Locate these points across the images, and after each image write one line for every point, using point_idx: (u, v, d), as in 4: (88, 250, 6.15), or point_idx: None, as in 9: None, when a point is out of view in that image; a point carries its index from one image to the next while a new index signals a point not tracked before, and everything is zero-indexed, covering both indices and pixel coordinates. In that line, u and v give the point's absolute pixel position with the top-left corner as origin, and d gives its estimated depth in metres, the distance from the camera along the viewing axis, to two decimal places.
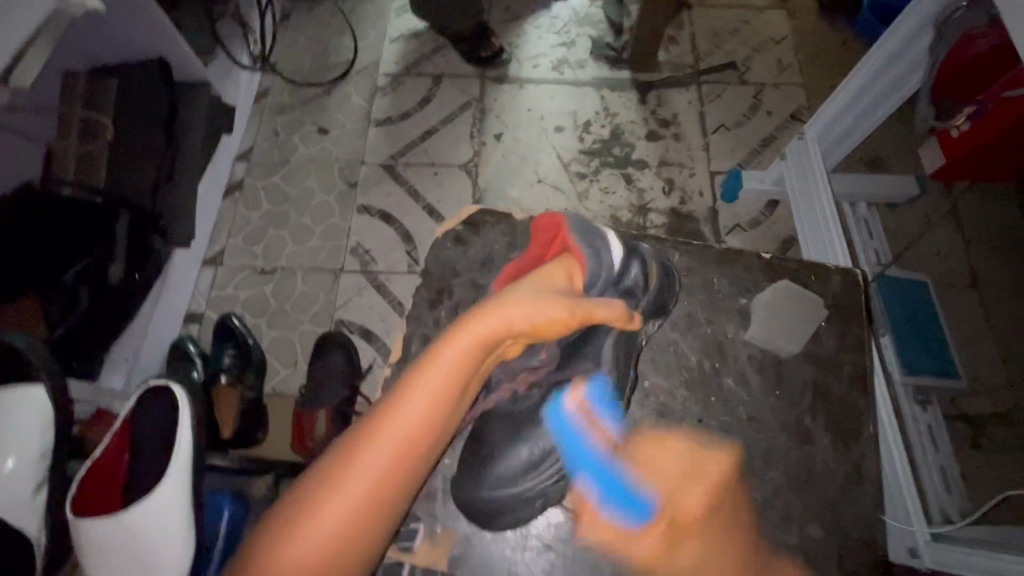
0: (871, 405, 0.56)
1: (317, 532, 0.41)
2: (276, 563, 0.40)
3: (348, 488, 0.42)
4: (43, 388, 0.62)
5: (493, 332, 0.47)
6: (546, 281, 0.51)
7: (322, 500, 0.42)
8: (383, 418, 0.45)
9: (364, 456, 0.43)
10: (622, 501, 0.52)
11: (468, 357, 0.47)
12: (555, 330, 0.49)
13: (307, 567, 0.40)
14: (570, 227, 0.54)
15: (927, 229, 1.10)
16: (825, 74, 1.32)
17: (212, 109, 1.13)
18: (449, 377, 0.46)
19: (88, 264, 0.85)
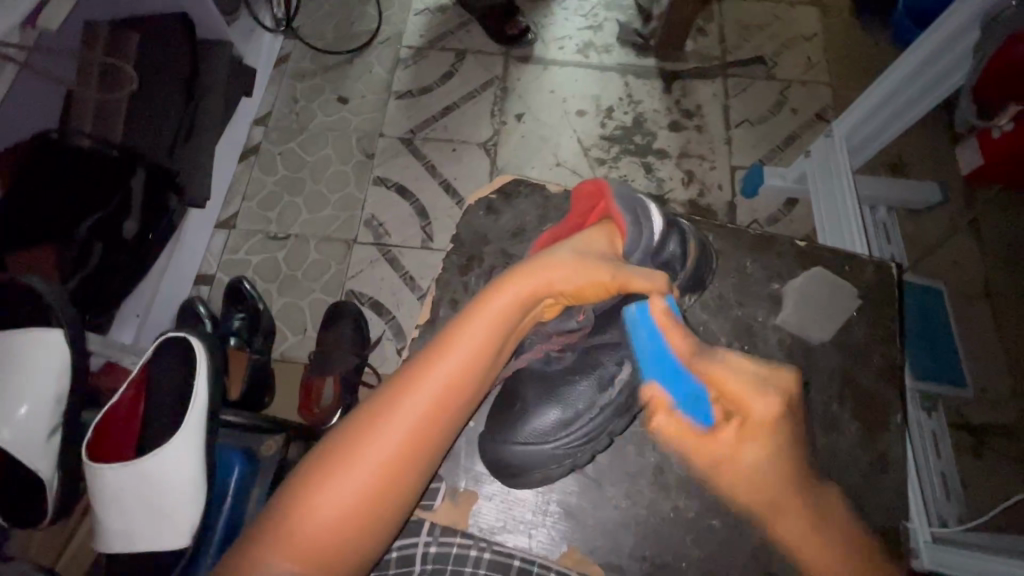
0: (898, 397, 0.56)
1: (359, 468, 0.43)
2: (320, 494, 0.43)
3: (385, 432, 0.44)
4: (62, 332, 0.63)
5: (533, 291, 0.48)
6: (587, 246, 0.51)
7: (364, 439, 0.44)
8: (423, 368, 0.46)
9: (403, 403, 0.45)
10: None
11: (507, 314, 0.48)
12: (594, 293, 0.49)
13: (347, 501, 0.43)
14: (611, 193, 0.53)
15: (949, 235, 1.09)
16: (854, 74, 1.31)
17: (234, 69, 1.12)
18: (488, 331, 0.47)
19: (106, 216, 0.83)
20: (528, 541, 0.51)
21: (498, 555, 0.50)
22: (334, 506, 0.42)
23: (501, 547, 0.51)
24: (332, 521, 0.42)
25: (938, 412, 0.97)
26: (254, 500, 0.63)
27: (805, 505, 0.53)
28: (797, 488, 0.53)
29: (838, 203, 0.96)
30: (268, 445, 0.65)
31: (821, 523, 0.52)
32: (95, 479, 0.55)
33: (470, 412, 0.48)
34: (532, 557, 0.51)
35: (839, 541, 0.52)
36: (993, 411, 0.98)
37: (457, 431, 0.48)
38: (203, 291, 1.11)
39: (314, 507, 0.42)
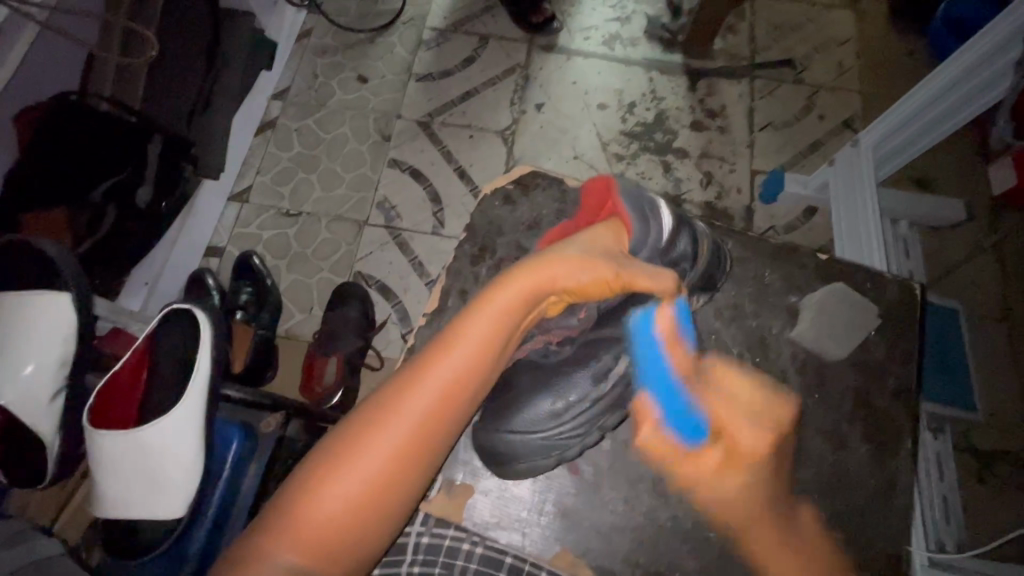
0: (911, 420, 0.55)
1: (364, 464, 0.43)
2: (324, 490, 0.42)
3: (389, 427, 0.44)
4: (70, 295, 0.63)
5: (539, 286, 0.48)
6: (593, 240, 0.50)
7: (369, 435, 0.44)
8: (428, 364, 0.45)
9: (408, 398, 0.44)
10: (681, 422, 0.53)
11: (513, 311, 0.47)
12: (597, 289, 0.49)
13: (352, 496, 0.42)
14: (617, 189, 0.54)
15: (971, 256, 1.06)
16: (886, 83, 1.27)
17: (254, 42, 1.11)
18: (495, 326, 0.46)
19: (120, 181, 0.84)
20: (521, 540, 0.51)
21: (489, 551, 0.51)
22: (338, 504, 0.42)
23: (493, 543, 0.51)
24: (336, 515, 0.42)
25: (945, 435, 0.95)
26: (251, 474, 0.63)
27: (807, 523, 0.52)
28: (799, 505, 0.52)
29: (858, 214, 0.94)
30: (268, 421, 0.66)
31: (822, 542, 0.51)
32: (95, 446, 0.56)
33: (474, 409, 0.48)
34: (523, 555, 0.51)
35: (839, 562, 0.51)
36: (1001, 438, 0.96)
37: (461, 427, 0.47)
38: (214, 263, 1.11)
39: (318, 501, 0.42)
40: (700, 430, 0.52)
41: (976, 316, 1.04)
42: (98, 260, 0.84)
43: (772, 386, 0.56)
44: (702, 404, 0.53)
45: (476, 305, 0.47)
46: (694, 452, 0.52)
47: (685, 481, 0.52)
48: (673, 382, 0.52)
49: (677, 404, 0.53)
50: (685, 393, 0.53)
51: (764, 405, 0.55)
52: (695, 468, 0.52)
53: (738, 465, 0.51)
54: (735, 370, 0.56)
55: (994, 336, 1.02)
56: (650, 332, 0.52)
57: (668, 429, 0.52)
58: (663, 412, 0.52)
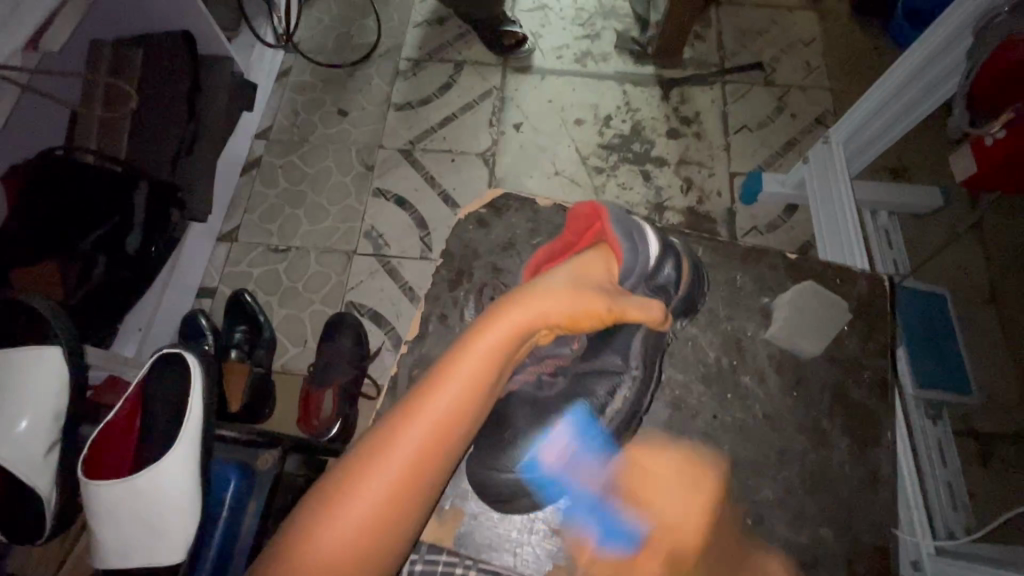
0: (891, 411, 0.56)
1: (363, 502, 0.43)
2: (325, 531, 0.42)
3: (381, 469, 0.44)
4: (60, 348, 0.64)
5: (529, 320, 0.48)
6: (582, 273, 0.52)
7: (366, 474, 0.44)
8: (416, 404, 0.46)
9: (397, 438, 0.45)
10: (615, 534, 0.50)
11: (499, 348, 0.47)
12: (589, 323, 0.50)
13: (353, 535, 0.42)
14: (608, 215, 0.54)
15: (950, 241, 1.08)
16: (853, 79, 1.30)
17: (235, 85, 1.14)
18: (486, 359, 0.47)
19: (107, 231, 0.85)
20: (513, 559, 0.51)
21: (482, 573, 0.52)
22: (339, 543, 0.42)
23: (485, 565, 0.51)
24: (333, 561, 0.42)
25: (943, 421, 0.95)
26: (250, 515, 0.62)
27: (795, 521, 0.52)
28: (786, 505, 0.53)
29: (836, 210, 0.96)
30: (263, 458, 0.64)
31: (812, 540, 0.52)
32: (90, 498, 0.56)
33: (466, 444, 0.48)
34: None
35: (830, 557, 0.51)
36: (996, 420, 0.96)
37: (454, 463, 0.47)
38: (206, 304, 1.12)
39: (319, 543, 0.42)
40: (631, 535, 0.50)
41: (962, 300, 1.05)
42: (89, 312, 0.86)
43: (751, 387, 0.56)
44: (622, 504, 0.51)
45: (463, 347, 0.47)
46: (629, 558, 0.50)
47: None
48: (597, 499, 0.51)
49: (605, 518, 0.51)
50: (610, 505, 0.51)
51: (744, 407, 0.56)
52: (646, 571, 0.49)
53: (683, 566, 0.49)
54: (714, 374, 0.57)
55: (981, 318, 1.03)
56: (579, 431, 0.49)
57: (607, 548, 0.50)
58: (598, 535, 0.51)
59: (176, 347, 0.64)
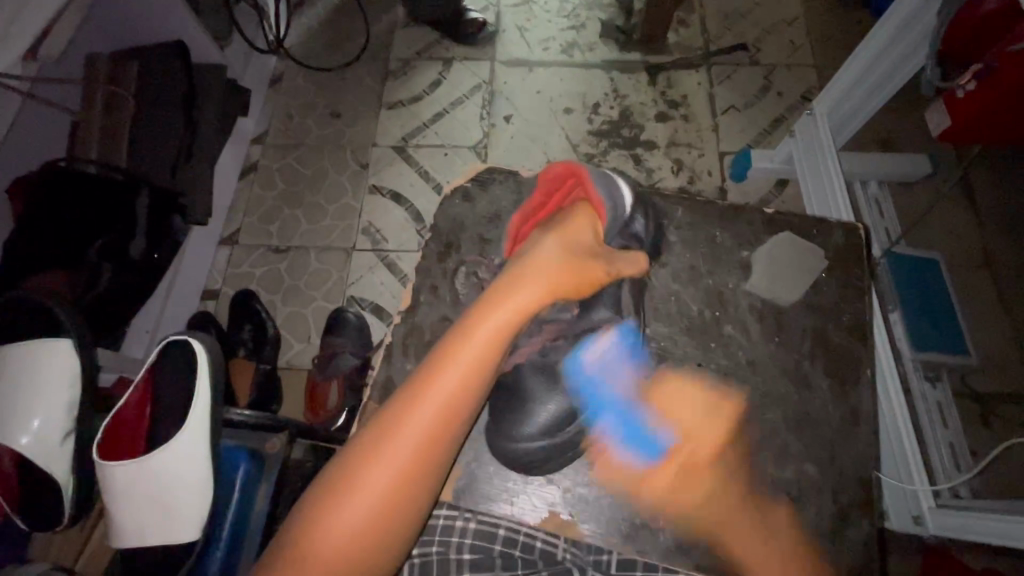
0: (869, 352, 0.58)
1: (375, 482, 0.44)
2: (341, 511, 0.43)
3: (391, 451, 0.45)
4: (70, 340, 0.66)
5: (531, 298, 0.49)
6: (574, 239, 0.53)
7: (377, 455, 0.45)
8: (426, 385, 0.47)
9: (408, 420, 0.46)
10: (638, 444, 0.54)
11: (503, 328, 0.48)
12: (587, 289, 0.52)
13: (368, 513, 0.44)
14: (587, 175, 0.56)
15: (938, 206, 1.10)
16: (837, 54, 1.32)
17: (229, 91, 1.16)
18: (490, 340, 0.48)
19: (112, 238, 0.87)
20: (511, 508, 0.53)
21: (483, 525, 0.54)
22: (355, 522, 0.43)
23: (485, 517, 0.53)
24: (347, 541, 0.43)
25: (943, 382, 0.95)
26: (261, 498, 0.63)
27: (781, 459, 0.54)
28: (771, 444, 0.55)
29: (823, 179, 0.97)
30: (272, 443, 0.65)
31: (798, 478, 0.54)
32: (105, 479, 0.58)
33: (472, 421, 0.49)
34: (516, 526, 0.54)
35: (816, 492, 0.53)
36: (993, 378, 0.97)
37: (463, 440, 0.49)
38: (209, 305, 1.14)
39: (335, 523, 0.43)
40: (656, 447, 0.54)
41: (955, 264, 1.05)
42: (100, 317, 0.88)
43: (733, 336, 0.59)
44: (654, 417, 0.55)
45: (469, 327, 0.48)
46: (649, 470, 0.53)
47: (654, 499, 0.52)
48: (623, 404, 0.55)
49: (632, 424, 0.54)
50: (639, 409, 0.55)
51: (728, 355, 0.58)
52: (655, 484, 0.52)
53: (695, 473, 0.53)
54: (697, 327, 0.59)
55: (976, 283, 1.04)
56: (581, 369, 0.53)
57: (624, 453, 0.53)
58: (620, 438, 0.54)
59: (184, 334, 0.66)
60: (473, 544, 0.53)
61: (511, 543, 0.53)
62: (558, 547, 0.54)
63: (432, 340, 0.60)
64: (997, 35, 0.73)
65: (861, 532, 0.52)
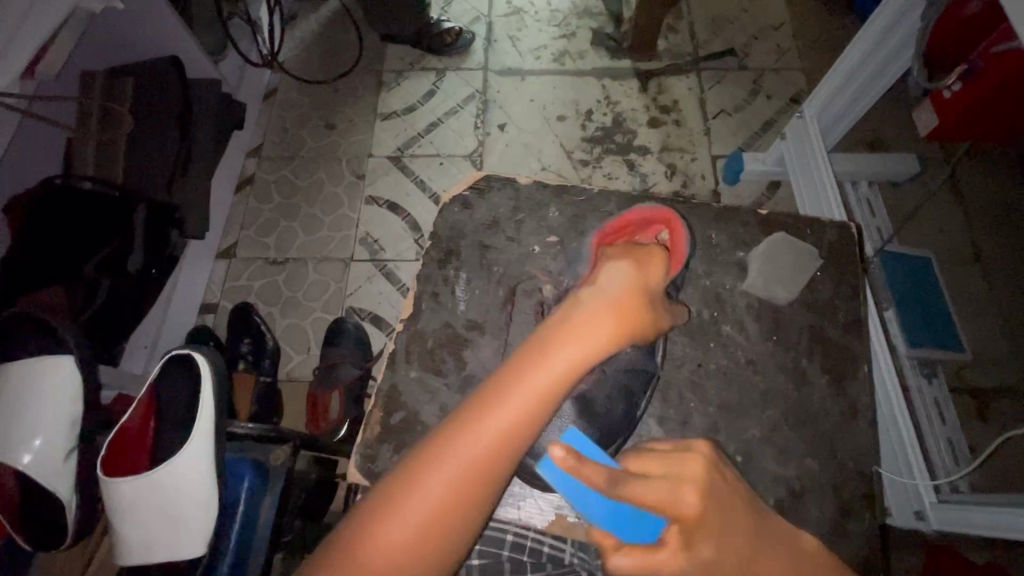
0: (865, 346, 0.59)
1: (423, 502, 0.38)
2: (384, 528, 0.37)
3: (442, 471, 0.38)
4: (72, 358, 0.66)
5: (613, 314, 0.41)
6: (646, 267, 0.45)
7: (429, 471, 0.38)
8: (484, 413, 0.39)
9: (463, 442, 0.38)
10: (637, 525, 0.41)
11: (591, 347, 0.39)
12: (648, 334, 0.44)
13: (412, 535, 0.37)
14: (682, 228, 0.52)
15: (927, 204, 1.12)
16: (823, 58, 1.34)
17: (224, 105, 1.17)
18: (574, 353, 0.39)
19: (109, 254, 0.88)
20: (517, 512, 0.54)
21: (490, 532, 0.54)
22: (397, 544, 0.37)
23: (491, 523, 0.54)
24: (385, 563, 0.37)
25: (938, 378, 0.96)
26: (267, 507, 0.63)
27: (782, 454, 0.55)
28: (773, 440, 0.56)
29: (816, 180, 0.98)
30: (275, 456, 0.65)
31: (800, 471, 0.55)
32: (111, 496, 0.58)
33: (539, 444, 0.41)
34: (524, 531, 0.55)
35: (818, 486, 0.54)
36: (988, 372, 0.98)
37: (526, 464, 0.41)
38: (208, 319, 1.13)
39: (376, 542, 0.37)
40: (654, 521, 0.41)
41: (946, 260, 1.07)
42: (99, 330, 0.89)
43: (732, 335, 0.60)
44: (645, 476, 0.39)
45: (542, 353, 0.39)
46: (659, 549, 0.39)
47: (698, 567, 0.38)
48: (595, 482, 0.42)
49: (618, 503, 0.42)
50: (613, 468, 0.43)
51: (727, 354, 0.59)
52: (679, 561, 0.38)
53: (699, 533, 0.38)
54: (697, 327, 0.60)
55: (969, 278, 1.06)
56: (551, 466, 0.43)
57: (626, 534, 0.41)
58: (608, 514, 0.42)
59: (186, 349, 0.65)
60: (481, 551, 0.54)
61: (518, 548, 0.54)
62: (564, 550, 0.55)
63: (435, 347, 0.60)
64: (980, 36, 0.74)
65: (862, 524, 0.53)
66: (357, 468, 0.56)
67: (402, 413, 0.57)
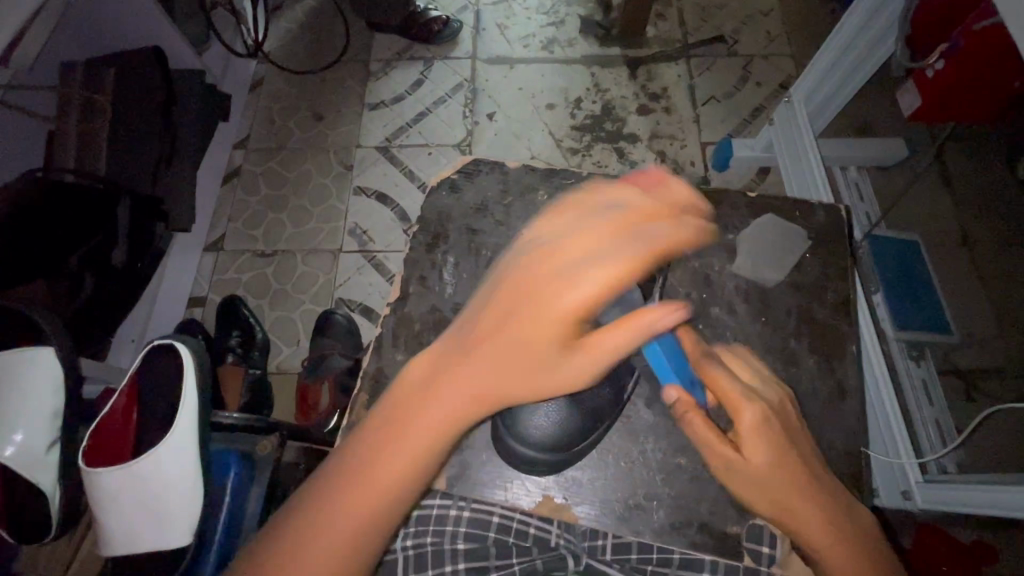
0: (853, 327, 0.59)
1: (412, 441, 0.41)
2: (375, 462, 0.41)
3: (431, 413, 0.41)
4: (52, 348, 0.65)
5: (597, 272, 0.43)
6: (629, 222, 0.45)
7: (418, 411, 0.42)
8: (452, 370, 0.42)
9: (451, 388, 0.42)
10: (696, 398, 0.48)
11: (573, 299, 0.42)
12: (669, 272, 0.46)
13: (401, 470, 0.41)
14: (679, 185, 0.49)
15: (916, 189, 1.12)
16: (813, 44, 1.34)
17: (208, 96, 1.16)
18: (554, 305, 0.42)
19: (92, 248, 0.87)
20: (505, 493, 0.53)
21: (477, 514, 0.55)
22: (388, 476, 0.41)
23: (479, 505, 0.55)
24: (376, 490, 0.40)
25: (927, 360, 0.96)
26: (254, 499, 0.62)
27: None
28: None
29: (804, 164, 0.97)
30: (263, 444, 0.65)
31: None
32: (92, 486, 0.57)
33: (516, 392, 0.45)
34: (510, 513, 0.55)
35: None
36: (977, 355, 0.99)
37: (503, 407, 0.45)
38: (196, 312, 1.12)
39: (368, 476, 0.40)
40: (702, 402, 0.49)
41: (935, 244, 1.07)
42: (85, 325, 0.88)
43: (721, 317, 0.59)
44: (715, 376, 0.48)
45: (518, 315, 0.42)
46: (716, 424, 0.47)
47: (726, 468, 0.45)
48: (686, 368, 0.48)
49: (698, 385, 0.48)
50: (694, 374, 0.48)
51: (716, 336, 0.59)
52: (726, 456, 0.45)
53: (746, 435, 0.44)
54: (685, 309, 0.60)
55: (958, 263, 1.06)
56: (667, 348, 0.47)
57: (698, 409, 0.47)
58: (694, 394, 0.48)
59: (169, 338, 0.65)
60: (468, 532, 0.54)
61: (505, 530, 0.55)
62: (551, 532, 0.56)
63: (422, 332, 0.60)
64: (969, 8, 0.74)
65: None
66: None
67: None
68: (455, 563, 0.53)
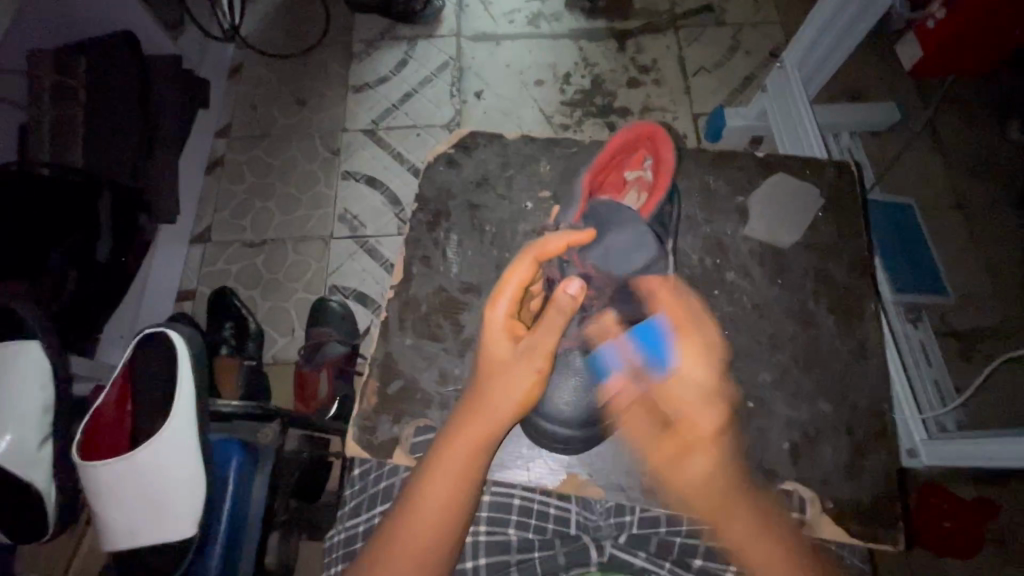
0: (871, 286, 0.59)
1: (451, 465, 0.43)
2: (426, 487, 0.43)
3: (464, 440, 0.43)
4: (39, 342, 0.63)
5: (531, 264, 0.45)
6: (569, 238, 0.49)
7: (453, 439, 0.43)
8: (484, 396, 0.43)
9: (480, 413, 0.43)
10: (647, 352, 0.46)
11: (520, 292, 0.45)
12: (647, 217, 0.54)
13: (450, 491, 0.43)
14: (667, 139, 0.54)
15: (909, 152, 1.12)
16: (800, 10, 1.32)
17: (185, 83, 1.12)
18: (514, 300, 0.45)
19: (76, 242, 0.83)
20: (527, 474, 0.53)
21: (497, 496, 0.54)
22: (438, 501, 0.43)
23: (498, 488, 0.54)
24: (431, 516, 0.43)
25: (924, 323, 0.97)
26: (260, 486, 0.61)
27: (793, 399, 0.55)
28: (783, 387, 0.55)
29: (798, 128, 0.96)
30: (265, 433, 0.63)
31: (812, 414, 0.54)
32: (90, 480, 0.56)
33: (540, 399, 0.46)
34: (530, 494, 0.55)
35: (830, 426, 0.54)
36: (977, 314, 0.99)
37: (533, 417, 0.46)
38: (187, 307, 1.10)
39: (420, 506, 0.43)
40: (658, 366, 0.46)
41: (930, 207, 1.08)
42: (72, 321, 0.84)
43: (736, 282, 0.59)
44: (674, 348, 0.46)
45: (495, 288, 0.46)
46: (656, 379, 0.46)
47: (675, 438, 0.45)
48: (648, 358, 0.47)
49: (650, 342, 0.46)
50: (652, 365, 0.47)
51: (732, 302, 0.58)
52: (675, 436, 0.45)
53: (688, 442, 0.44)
54: (700, 277, 0.59)
55: (950, 225, 1.06)
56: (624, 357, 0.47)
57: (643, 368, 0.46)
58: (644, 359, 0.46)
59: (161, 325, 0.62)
60: (489, 515, 0.54)
61: (526, 512, 0.54)
62: (570, 511, 0.55)
63: (430, 311, 0.58)
64: None
65: (878, 463, 0.53)
66: (355, 437, 0.54)
67: (400, 381, 0.56)
68: (476, 557, 0.52)
